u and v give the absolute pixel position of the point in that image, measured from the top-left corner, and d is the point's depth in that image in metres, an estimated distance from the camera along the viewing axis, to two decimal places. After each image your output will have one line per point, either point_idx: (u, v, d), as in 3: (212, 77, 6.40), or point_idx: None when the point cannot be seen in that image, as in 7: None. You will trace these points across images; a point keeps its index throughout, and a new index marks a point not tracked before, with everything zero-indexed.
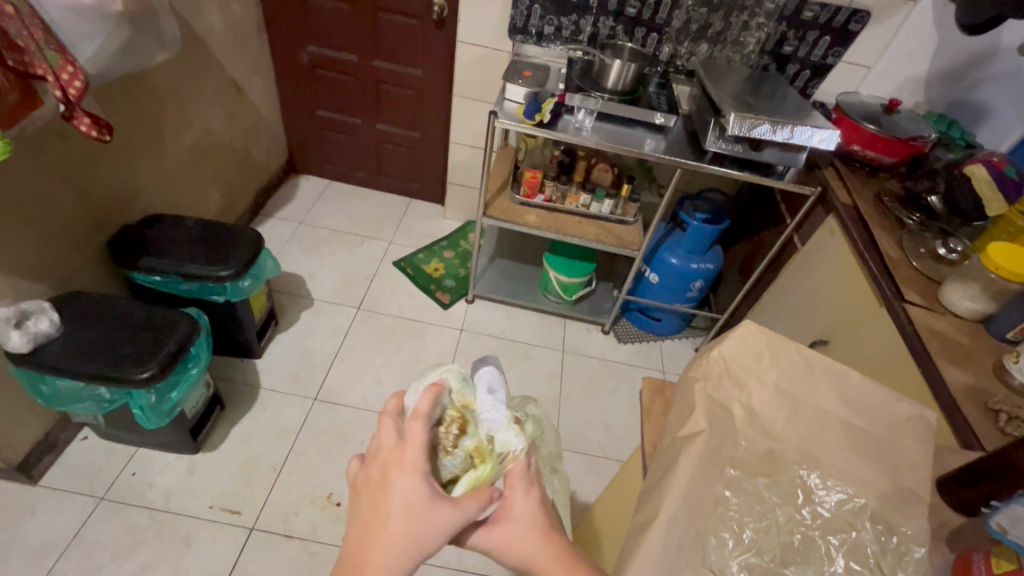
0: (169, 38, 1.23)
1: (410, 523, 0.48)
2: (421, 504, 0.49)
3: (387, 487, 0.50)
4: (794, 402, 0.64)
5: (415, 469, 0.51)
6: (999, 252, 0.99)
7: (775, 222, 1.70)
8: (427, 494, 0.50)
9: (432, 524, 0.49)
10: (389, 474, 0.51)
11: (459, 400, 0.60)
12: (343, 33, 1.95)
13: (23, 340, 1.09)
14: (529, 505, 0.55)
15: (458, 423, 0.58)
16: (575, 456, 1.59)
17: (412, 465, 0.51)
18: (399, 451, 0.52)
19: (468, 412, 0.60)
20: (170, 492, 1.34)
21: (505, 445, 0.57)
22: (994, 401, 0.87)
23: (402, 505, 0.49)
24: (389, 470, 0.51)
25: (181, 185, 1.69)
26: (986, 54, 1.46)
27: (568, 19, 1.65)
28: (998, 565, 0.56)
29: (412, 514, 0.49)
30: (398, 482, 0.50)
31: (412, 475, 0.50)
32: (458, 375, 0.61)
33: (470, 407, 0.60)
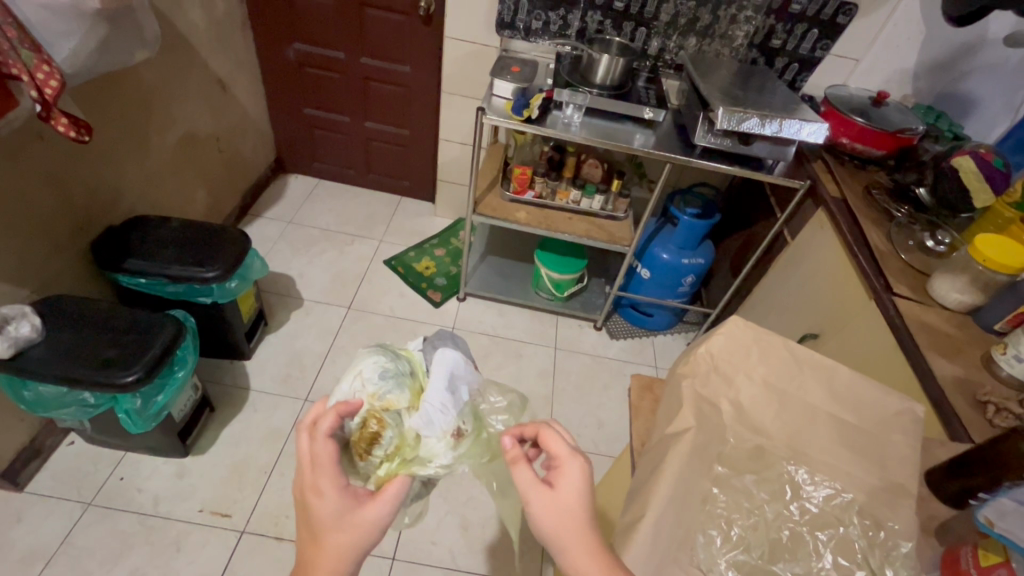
0: (149, 36, 1.21)
1: (333, 537, 0.52)
2: (337, 519, 0.53)
3: (309, 508, 0.54)
4: (782, 397, 0.64)
5: (323, 490, 0.54)
6: (985, 245, 0.99)
7: (765, 216, 1.70)
8: (339, 508, 0.53)
9: (353, 533, 0.53)
10: (308, 497, 0.54)
11: (380, 402, 0.63)
12: (329, 30, 1.93)
13: (4, 345, 1.07)
14: (575, 487, 0.54)
15: (377, 423, 0.61)
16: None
17: (318, 487, 0.54)
18: (309, 475, 0.55)
19: (388, 412, 0.63)
20: (160, 497, 1.33)
21: (432, 450, 0.63)
22: (982, 392, 0.88)
23: (321, 524, 0.53)
24: (310, 493, 0.54)
25: (166, 185, 1.66)
26: (972, 46, 1.47)
27: (556, 14, 1.63)
28: (984, 558, 0.56)
29: (340, 524, 0.53)
30: (322, 503, 0.53)
31: (325, 495, 0.54)
32: (381, 371, 0.66)
33: (390, 407, 0.63)
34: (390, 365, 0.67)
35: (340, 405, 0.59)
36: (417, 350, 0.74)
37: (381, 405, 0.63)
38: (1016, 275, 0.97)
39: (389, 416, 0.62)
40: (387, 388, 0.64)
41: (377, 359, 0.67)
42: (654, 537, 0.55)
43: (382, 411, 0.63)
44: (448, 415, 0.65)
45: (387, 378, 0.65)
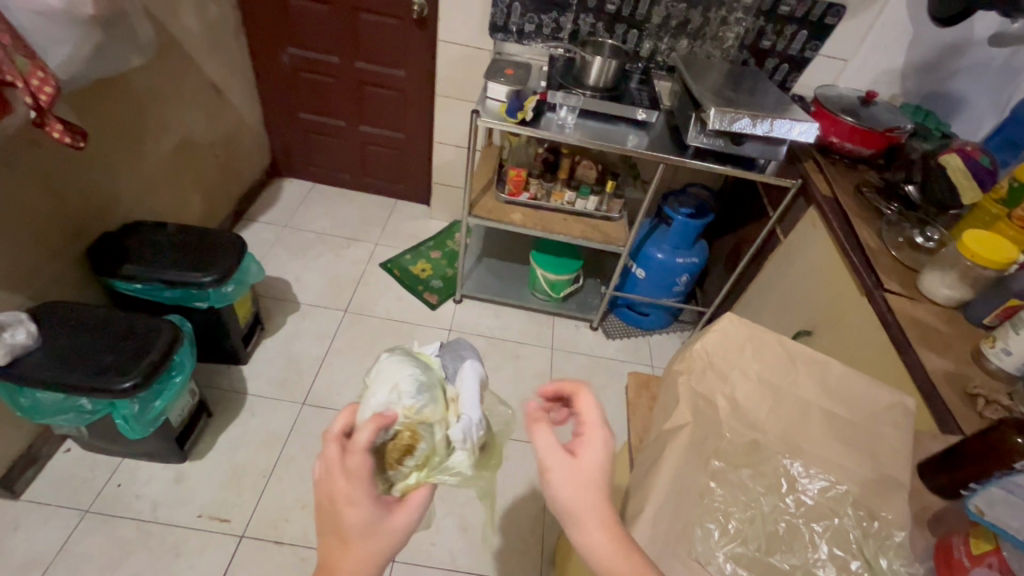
0: (142, 41, 1.21)
1: (361, 544, 0.51)
2: (367, 526, 0.52)
3: (337, 512, 0.52)
4: (776, 392, 0.65)
5: (356, 497, 0.52)
6: (974, 240, 1.00)
7: (758, 215, 1.72)
8: (372, 517, 0.52)
9: (382, 540, 0.52)
10: (336, 499, 0.52)
11: (415, 416, 0.62)
12: (323, 34, 1.93)
13: None
14: (598, 456, 0.54)
15: (412, 435, 0.61)
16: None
17: (352, 493, 0.52)
18: (339, 478, 0.52)
19: (422, 425, 0.62)
20: (158, 502, 1.33)
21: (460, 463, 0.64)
22: (972, 385, 0.89)
23: (350, 531, 0.52)
24: (343, 503, 0.52)
25: (161, 190, 1.66)
26: (958, 47, 1.50)
27: (549, 17, 1.65)
28: (976, 546, 0.58)
29: (368, 532, 0.52)
30: (353, 512, 0.52)
31: (358, 500, 0.52)
32: (415, 384, 0.65)
33: (425, 421, 0.62)
34: (423, 379, 0.66)
35: (378, 418, 0.56)
36: (435, 354, 0.74)
37: (416, 416, 0.62)
38: (1003, 270, 0.99)
39: (422, 427, 0.62)
40: (423, 403, 0.63)
41: (413, 369, 0.66)
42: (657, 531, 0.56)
43: (417, 424, 0.62)
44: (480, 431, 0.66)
45: (422, 391, 0.64)
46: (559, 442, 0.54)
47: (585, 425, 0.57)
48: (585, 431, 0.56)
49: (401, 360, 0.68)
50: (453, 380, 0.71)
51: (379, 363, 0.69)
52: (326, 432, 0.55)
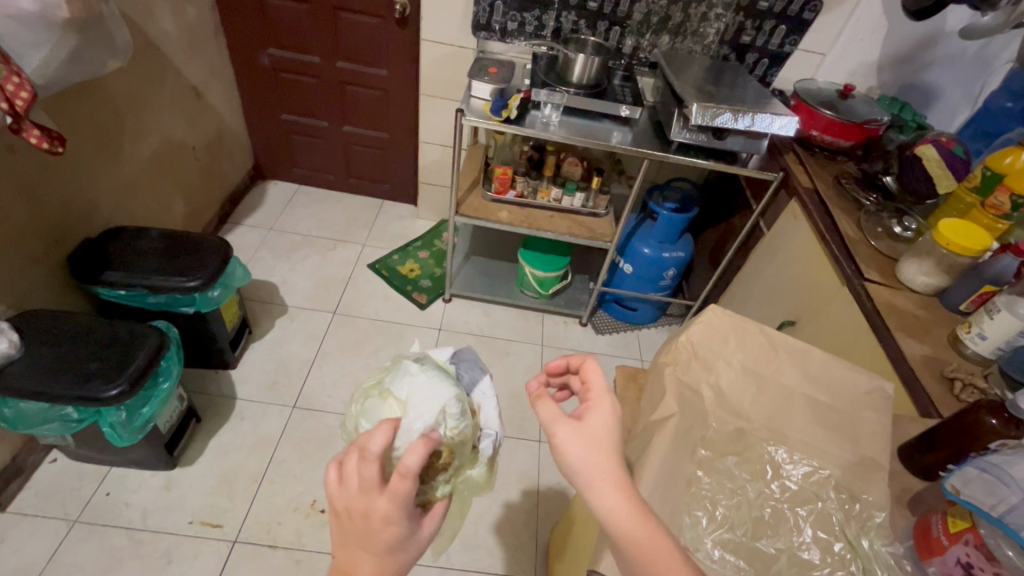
0: (120, 44, 1.20)
1: (386, 555, 0.52)
2: (397, 541, 0.52)
3: (368, 527, 0.51)
4: (760, 380, 0.66)
5: (392, 518, 0.51)
6: (948, 229, 1.04)
7: (741, 208, 1.74)
8: (406, 533, 0.52)
9: (408, 549, 0.54)
10: (369, 515, 0.51)
11: (456, 435, 0.66)
12: (304, 35, 1.92)
13: None
14: (605, 417, 0.53)
15: (451, 453, 0.65)
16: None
17: (391, 515, 0.50)
18: (377, 496, 0.50)
19: (460, 444, 0.66)
20: (148, 510, 1.31)
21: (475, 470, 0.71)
22: (949, 369, 0.92)
23: (381, 545, 0.51)
24: (380, 521, 0.51)
25: (143, 195, 1.64)
26: (931, 38, 1.52)
27: (531, 14, 1.65)
28: (953, 524, 0.60)
29: (397, 545, 0.52)
30: (388, 530, 0.51)
31: (392, 520, 0.51)
32: (458, 404, 0.67)
33: (463, 440, 0.67)
34: (462, 399, 0.69)
35: (426, 439, 0.52)
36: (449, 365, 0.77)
37: (459, 432, 0.67)
38: (977, 257, 1.02)
39: (461, 442, 0.67)
40: (464, 424, 0.67)
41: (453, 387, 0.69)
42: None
43: (454, 441, 0.66)
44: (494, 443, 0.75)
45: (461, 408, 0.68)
46: (562, 411, 0.54)
47: (591, 392, 0.57)
48: (590, 398, 0.56)
49: (438, 376, 0.69)
50: (470, 391, 0.78)
51: (410, 376, 0.69)
52: (363, 446, 0.51)
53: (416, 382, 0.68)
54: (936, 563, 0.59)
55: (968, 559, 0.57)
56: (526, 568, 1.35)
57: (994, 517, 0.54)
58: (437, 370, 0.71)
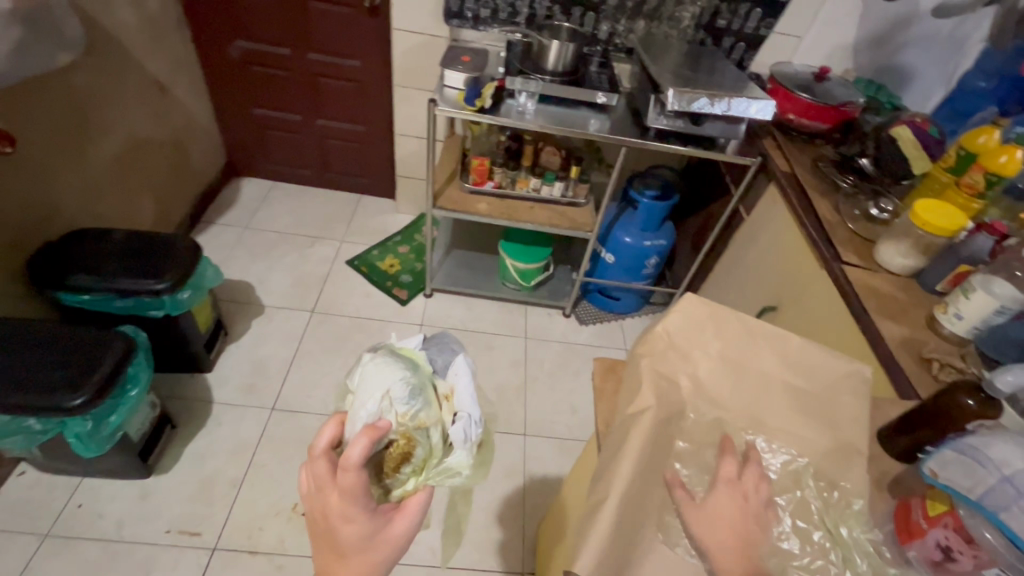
0: (71, 38, 1.14)
1: (356, 555, 0.49)
2: (364, 539, 0.49)
3: (329, 526, 0.49)
4: (737, 369, 0.65)
5: (350, 511, 0.48)
6: (923, 209, 1.03)
7: (721, 194, 1.74)
8: (371, 529, 0.49)
9: (383, 548, 0.49)
10: (327, 513, 0.49)
11: (411, 422, 0.56)
12: (272, 26, 1.86)
13: None
14: (729, 500, 0.57)
15: (408, 442, 0.55)
16: (545, 441, 1.59)
17: (345, 509, 0.48)
18: (329, 491, 0.48)
19: (418, 431, 0.56)
20: (123, 520, 1.28)
21: (456, 461, 0.59)
22: (927, 350, 0.92)
23: (346, 546, 0.48)
24: (337, 520, 0.48)
25: (107, 196, 1.58)
26: (907, 18, 1.52)
27: (504, 1, 1.61)
28: (931, 507, 0.60)
29: (366, 544, 0.49)
30: (349, 527, 0.48)
31: (352, 514, 0.48)
32: (410, 385, 0.58)
33: (421, 426, 0.57)
34: (417, 380, 0.59)
35: (370, 428, 0.50)
36: (419, 349, 0.65)
37: (409, 420, 0.56)
38: (953, 237, 1.03)
39: (413, 430, 0.56)
40: (417, 407, 0.57)
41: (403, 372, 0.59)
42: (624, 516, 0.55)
43: (407, 432, 0.56)
44: (479, 427, 0.61)
45: (414, 394, 0.58)
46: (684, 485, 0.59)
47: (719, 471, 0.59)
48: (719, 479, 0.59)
49: (388, 362, 0.60)
50: (443, 376, 0.64)
51: (360, 366, 0.60)
52: (312, 446, 0.51)
53: (361, 374, 0.59)
54: (916, 546, 0.59)
55: (947, 542, 0.57)
56: (513, 563, 1.34)
57: (972, 500, 0.54)
58: (388, 356, 0.61)
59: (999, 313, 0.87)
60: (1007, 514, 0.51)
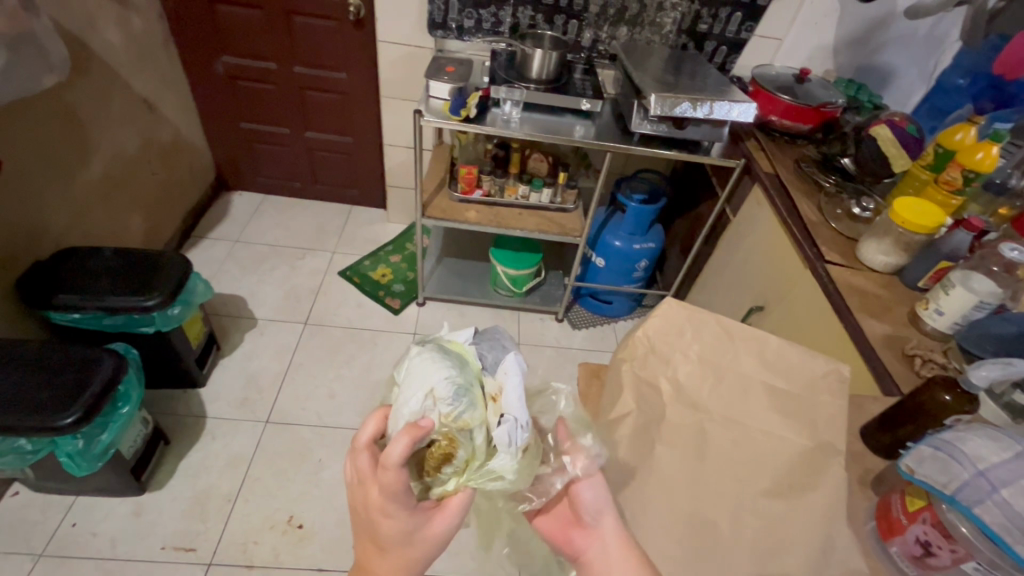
0: (55, 59, 1.15)
1: (397, 550, 0.54)
2: (404, 534, 0.53)
3: (372, 520, 0.53)
4: (716, 371, 0.66)
5: (387, 509, 0.52)
6: (902, 207, 1.05)
7: (708, 196, 1.75)
8: (409, 526, 0.53)
9: (419, 545, 0.54)
10: (369, 508, 0.53)
11: (454, 424, 0.55)
12: (258, 41, 1.87)
13: None
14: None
15: (449, 443, 0.55)
16: None
17: (384, 507, 0.52)
18: (371, 489, 0.53)
19: (461, 433, 0.55)
20: (117, 539, 1.27)
21: (498, 465, 0.57)
22: (910, 347, 0.92)
23: (387, 540, 0.53)
24: (378, 515, 0.53)
25: (96, 213, 1.59)
26: (884, 19, 1.54)
27: (487, 11, 1.63)
28: (910, 503, 0.61)
29: (405, 539, 0.54)
30: (388, 522, 0.53)
31: (391, 513, 0.52)
32: (455, 386, 0.56)
33: (464, 429, 0.55)
34: (463, 380, 0.57)
35: (411, 428, 0.51)
36: (469, 343, 0.64)
37: (450, 423, 0.55)
38: (932, 234, 1.04)
39: (452, 431, 0.55)
40: (462, 409, 0.55)
41: (448, 372, 0.57)
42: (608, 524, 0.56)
43: (449, 435, 0.55)
44: (527, 430, 0.59)
45: (460, 397, 0.56)
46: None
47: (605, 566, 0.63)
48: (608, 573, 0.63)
49: (435, 358, 0.58)
50: (493, 372, 0.62)
51: (408, 360, 0.59)
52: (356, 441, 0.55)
53: (410, 369, 0.58)
54: (897, 542, 0.60)
55: (926, 537, 0.58)
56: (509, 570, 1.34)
57: (947, 495, 0.54)
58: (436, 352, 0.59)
59: (979, 308, 0.88)
60: (981, 508, 0.51)
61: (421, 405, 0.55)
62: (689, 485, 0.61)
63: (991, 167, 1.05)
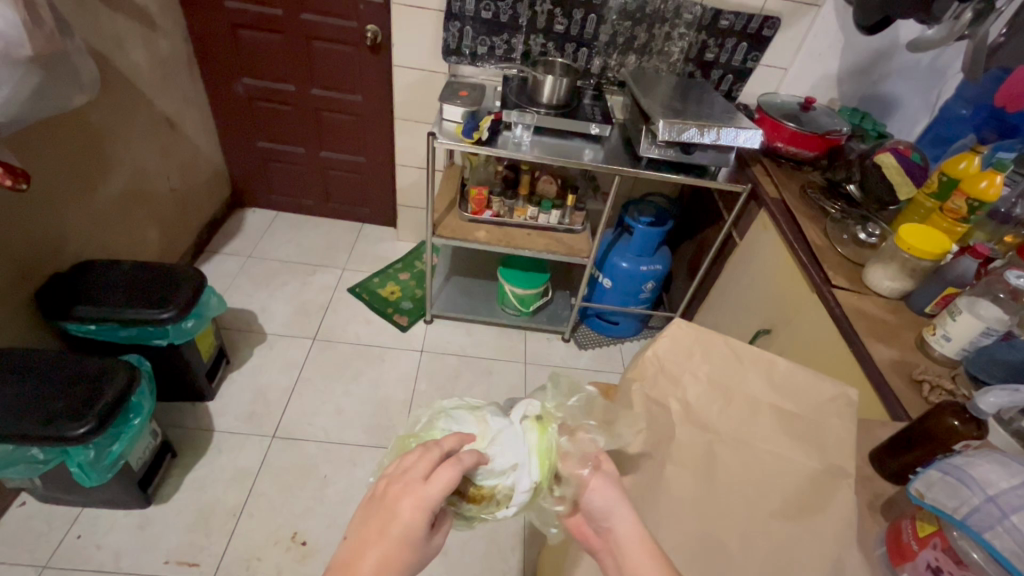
0: (85, 79, 1.20)
1: (395, 550, 0.50)
2: (414, 538, 0.51)
3: (392, 512, 0.51)
4: (726, 392, 0.66)
5: (422, 512, 0.51)
6: (909, 233, 1.06)
7: (714, 219, 1.78)
8: (422, 535, 0.52)
9: (417, 557, 0.51)
10: (399, 501, 0.52)
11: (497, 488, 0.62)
12: (277, 64, 1.94)
13: None
14: None
15: (483, 492, 0.62)
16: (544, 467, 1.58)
17: (422, 504, 0.52)
18: (420, 486, 0.53)
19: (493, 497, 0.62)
20: (121, 551, 1.27)
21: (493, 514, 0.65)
22: (918, 372, 0.93)
23: (398, 530, 0.51)
24: (410, 502, 0.52)
25: (115, 227, 1.62)
26: (886, 51, 1.58)
27: (500, 38, 1.68)
28: (921, 528, 0.61)
29: (408, 544, 0.51)
30: (414, 516, 0.51)
31: (421, 512, 0.51)
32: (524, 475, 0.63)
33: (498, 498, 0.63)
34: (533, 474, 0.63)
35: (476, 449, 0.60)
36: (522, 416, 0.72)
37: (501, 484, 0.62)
38: (938, 260, 1.05)
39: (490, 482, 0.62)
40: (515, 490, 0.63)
41: (533, 447, 0.64)
42: (623, 546, 0.57)
43: (490, 489, 0.62)
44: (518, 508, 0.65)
45: (527, 485, 0.63)
46: None
47: None
48: None
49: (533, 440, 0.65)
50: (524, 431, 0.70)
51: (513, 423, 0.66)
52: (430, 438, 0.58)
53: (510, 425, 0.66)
54: (909, 568, 0.60)
55: (937, 563, 0.57)
56: None
57: (957, 519, 0.54)
58: (530, 424, 0.66)
59: (986, 335, 0.89)
60: (992, 534, 0.51)
61: (498, 460, 0.62)
62: (698, 506, 0.62)
63: (995, 196, 1.07)
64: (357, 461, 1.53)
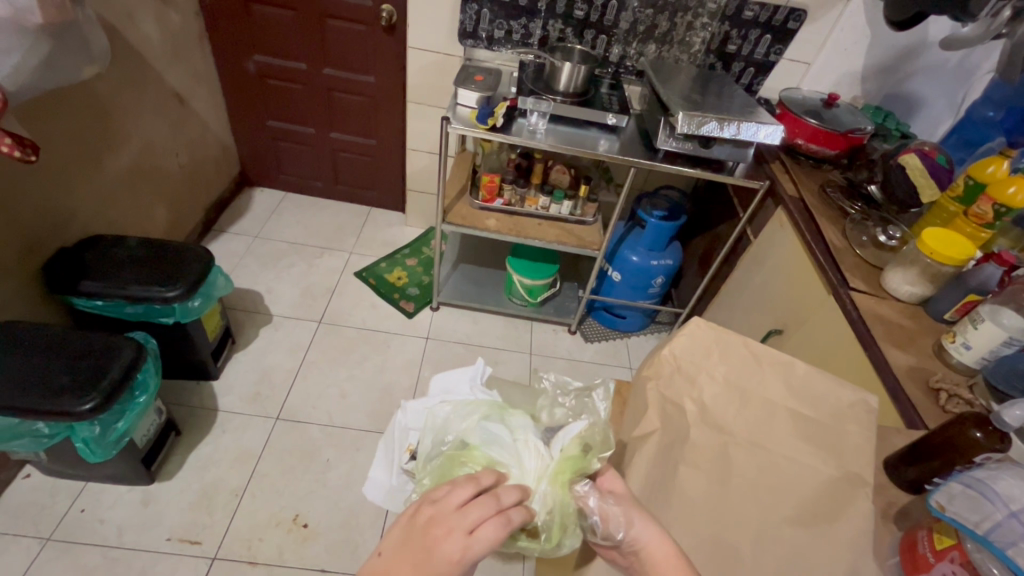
0: (96, 51, 1.19)
1: None
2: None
3: (433, 549, 0.48)
4: (743, 395, 0.65)
5: (456, 566, 0.47)
6: (932, 238, 1.04)
7: (729, 216, 1.75)
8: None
9: None
10: (440, 541, 0.48)
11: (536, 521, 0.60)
12: (290, 41, 1.90)
13: None
14: None
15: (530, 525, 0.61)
16: None
17: (463, 558, 0.48)
18: (462, 535, 0.49)
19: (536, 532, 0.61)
20: (125, 527, 1.28)
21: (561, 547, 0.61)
22: (935, 379, 0.91)
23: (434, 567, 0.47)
24: (453, 549, 0.48)
25: (122, 203, 1.61)
26: (914, 48, 1.55)
27: (518, 23, 1.65)
28: (939, 541, 0.59)
29: None
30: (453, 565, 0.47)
31: (458, 567, 0.47)
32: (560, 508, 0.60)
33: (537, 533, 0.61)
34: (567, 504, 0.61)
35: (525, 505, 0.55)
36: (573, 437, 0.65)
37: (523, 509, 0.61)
38: (960, 266, 1.03)
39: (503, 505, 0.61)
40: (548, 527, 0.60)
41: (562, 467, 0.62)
42: None
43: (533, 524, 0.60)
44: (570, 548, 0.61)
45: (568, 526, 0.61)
46: None
47: None
48: None
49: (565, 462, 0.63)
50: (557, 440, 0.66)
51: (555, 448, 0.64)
52: (477, 476, 0.56)
53: (553, 454, 0.64)
54: None
55: None
56: None
57: (979, 535, 0.53)
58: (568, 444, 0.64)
59: (1007, 345, 0.87)
60: (1016, 551, 0.50)
61: (540, 497, 0.61)
62: (709, 507, 0.60)
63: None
64: (360, 446, 1.53)
